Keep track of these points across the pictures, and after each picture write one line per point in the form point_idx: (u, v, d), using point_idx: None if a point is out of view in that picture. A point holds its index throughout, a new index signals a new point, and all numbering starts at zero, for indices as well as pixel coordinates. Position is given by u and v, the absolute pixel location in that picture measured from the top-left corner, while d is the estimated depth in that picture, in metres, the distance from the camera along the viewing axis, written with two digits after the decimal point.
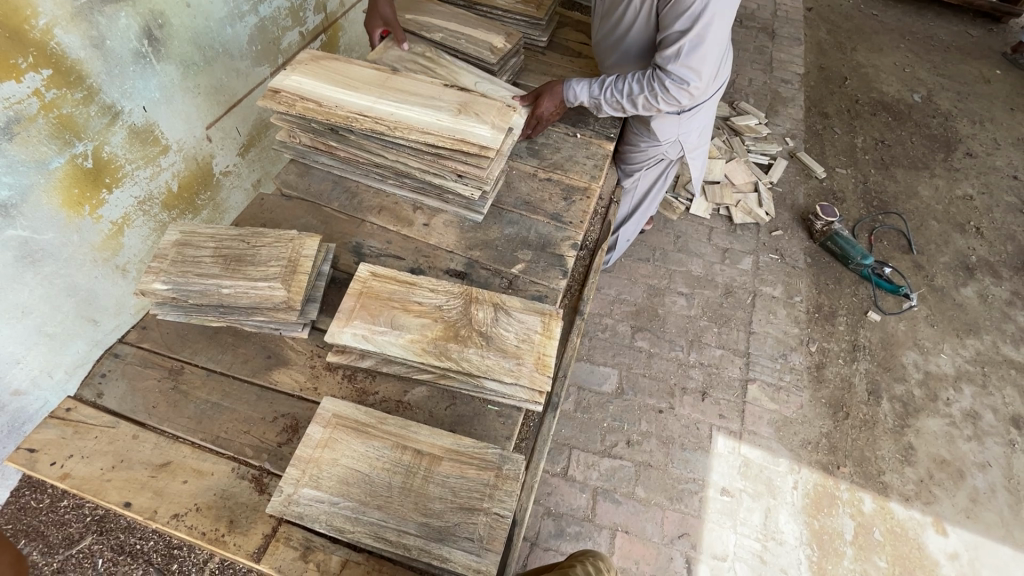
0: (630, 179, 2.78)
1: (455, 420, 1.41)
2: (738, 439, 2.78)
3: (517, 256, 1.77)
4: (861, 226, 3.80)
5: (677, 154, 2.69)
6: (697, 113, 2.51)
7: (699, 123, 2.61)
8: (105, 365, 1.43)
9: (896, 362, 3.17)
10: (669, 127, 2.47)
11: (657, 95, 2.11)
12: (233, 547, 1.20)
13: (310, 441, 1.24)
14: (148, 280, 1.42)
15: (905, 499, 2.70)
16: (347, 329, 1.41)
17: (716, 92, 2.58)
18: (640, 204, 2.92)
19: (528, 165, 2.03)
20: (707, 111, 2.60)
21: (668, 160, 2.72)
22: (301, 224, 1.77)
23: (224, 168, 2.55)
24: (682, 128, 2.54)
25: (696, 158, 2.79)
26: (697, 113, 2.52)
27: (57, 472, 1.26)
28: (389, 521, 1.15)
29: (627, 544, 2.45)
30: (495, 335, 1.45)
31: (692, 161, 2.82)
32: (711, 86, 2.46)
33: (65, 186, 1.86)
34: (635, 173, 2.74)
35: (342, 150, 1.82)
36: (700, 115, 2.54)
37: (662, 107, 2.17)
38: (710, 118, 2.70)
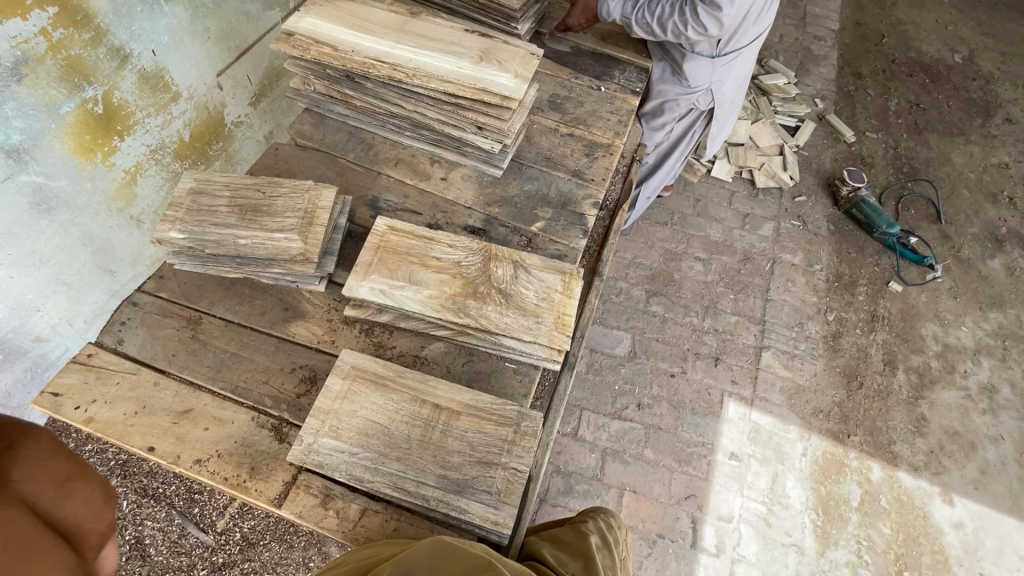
0: (658, 129, 2.67)
1: (473, 376, 1.40)
2: (749, 405, 2.78)
3: (537, 214, 1.72)
4: (888, 194, 3.67)
5: (707, 103, 2.58)
6: (733, 59, 2.44)
7: (733, 72, 2.53)
8: (124, 313, 1.43)
9: (915, 334, 3.12)
10: (702, 71, 2.42)
11: (690, 24, 2.14)
12: (254, 493, 1.22)
13: (329, 393, 1.24)
14: (164, 228, 1.40)
15: (914, 469, 2.71)
16: (364, 283, 1.38)
17: (754, 42, 2.50)
18: (667, 156, 2.81)
19: (549, 120, 1.95)
20: (742, 62, 2.53)
21: (698, 110, 2.62)
22: (316, 174, 1.72)
23: (235, 119, 2.49)
24: (716, 75, 2.47)
25: (728, 109, 2.71)
26: (732, 58, 2.45)
27: (81, 416, 1.28)
28: (408, 472, 1.16)
29: (634, 503, 2.49)
30: (515, 293, 1.42)
31: (725, 112, 2.72)
32: (750, 32, 2.40)
33: (76, 132, 1.82)
34: (664, 124, 2.65)
35: (357, 99, 1.76)
36: (735, 62, 2.48)
37: (692, 35, 2.20)
38: (745, 70, 2.61)
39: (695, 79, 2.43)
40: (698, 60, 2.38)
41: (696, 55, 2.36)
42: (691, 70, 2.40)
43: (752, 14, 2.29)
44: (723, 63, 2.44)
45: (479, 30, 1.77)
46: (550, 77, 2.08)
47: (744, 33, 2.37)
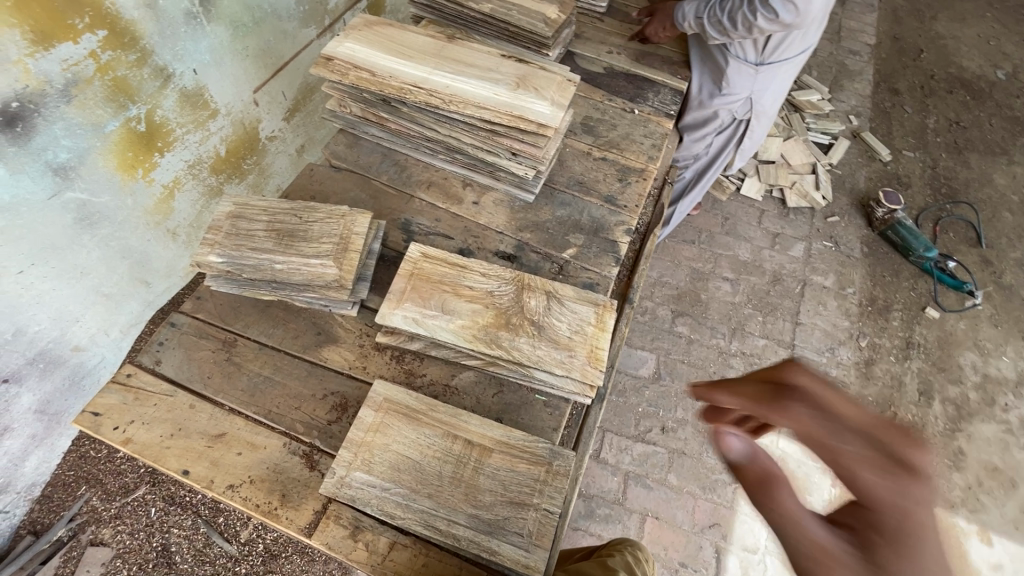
0: (695, 142, 2.64)
1: (503, 408, 1.39)
2: (776, 432, 2.71)
3: (569, 240, 1.71)
4: (925, 215, 3.56)
5: (744, 113, 2.48)
6: (777, 70, 2.35)
7: (775, 83, 2.43)
8: (163, 334, 1.45)
9: (952, 363, 3.01)
10: (744, 79, 2.33)
11: (759, 9, 1.94)
12: (285, 521, 1.23)
13: (362, 424, 1.24)
14: (204, 252, 1.42)
15: (950, 505, 2.61)
16: (397, 311, 1.38)
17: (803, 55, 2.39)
18: (706, 171, 2.76)
19: (582, 143, 1.94)
20: (786, 74, 2.43)
21: (735, 120, 2.52)
22: (350, 197, 1.74)
23: (269, 133, 2.52)
24: (756, 85, 2.38)
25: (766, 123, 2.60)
26: (776, 69, 2.35)
27: (119, 436, 1.30)
28: (440, 510, 1.16)
29: (656, 530, 2.45)
30: (548, 325, 1.41)
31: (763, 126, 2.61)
32: (798, 44, 2.29)
33: (120, 149, 1.87)
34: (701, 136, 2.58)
35: (393, 122, 1.77)
36: (779, 73, 2.37)
37: (763, 24, 1.99)
38: (789, 84, 2.51)
39: (736, 87, 2.33)
40: (741, 67, 2.29)
41: (741, 62, 2.27)
42: (731, 79, 2.31)
43: (803, 25, 2.19)
44: (766, 74, 2.35)
45: (515, 56, 1.77)
46: (583, 99, 2.06)
47: (791, 45, 2.27)
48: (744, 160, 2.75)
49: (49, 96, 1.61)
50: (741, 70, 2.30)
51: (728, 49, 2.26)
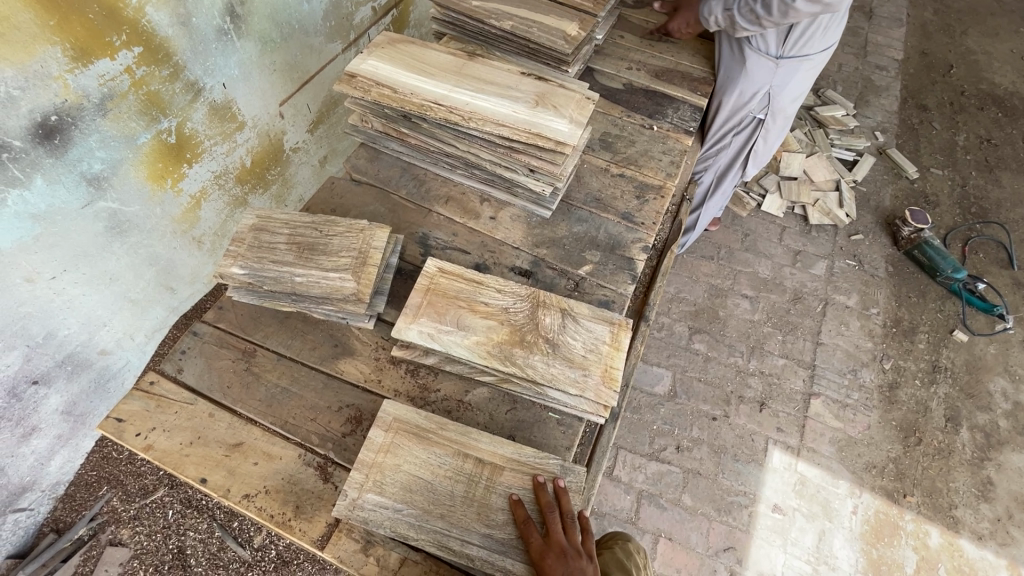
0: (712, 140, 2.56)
1: (515, 426, 1.39)
2: (795, 455, 2.65)
3: (585, 256, 1.71)
4: (954, 235, 3.46)
5: (762, 111, 2.41)
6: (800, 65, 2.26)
7: (799, 80, 2.33)
8: (185, 342, 1.49)
9: (981, 389, 2.91)
10: (762, 72, 2.25)
11: None
12: (299, 532, 1.24)
13: (372, 445, 1.25)
14: (226, 263, 1.46)
15: (978, 537, 2.52)
16: (413, 326, 1.39)
17: (828, 51, 2.30)
18: (724, 175, 2.73)
19: (600, 159, 1.94)
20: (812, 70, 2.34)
21: (755, 118, 2.44)
22: (370, 211, 1.76)
23: (294, 145, 2.57)
24: (776, 80, 2.30)
25: (787, 122, 2.51)
26: (799, 65, 2.27)
27: (141, 443, 1.34)
28: (452, 530, 1.17)
29: (669, 552, 2.41)
30: (562, 343, 1.41)
31: (783, 125, 2.53)
32: (823, 38, 2.21)
33: (150, 161, 1.93)
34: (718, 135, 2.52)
35: (413, 137, 1.80)
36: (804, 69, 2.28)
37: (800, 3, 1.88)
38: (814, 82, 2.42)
39: (754, 80, 2.27)
40: (760, 60, 2.22)
41: (759, 54, 2.21)
42: (747, 70, 2.25)
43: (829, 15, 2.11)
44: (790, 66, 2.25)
45: (535, 73, 1.79)
46: (602, 116, 2.07)
47: (814, 40, 2.19)
48: (762, 163, 2.68)
49: (86, 110, 1.67)
50: (760, 63, 2.23)
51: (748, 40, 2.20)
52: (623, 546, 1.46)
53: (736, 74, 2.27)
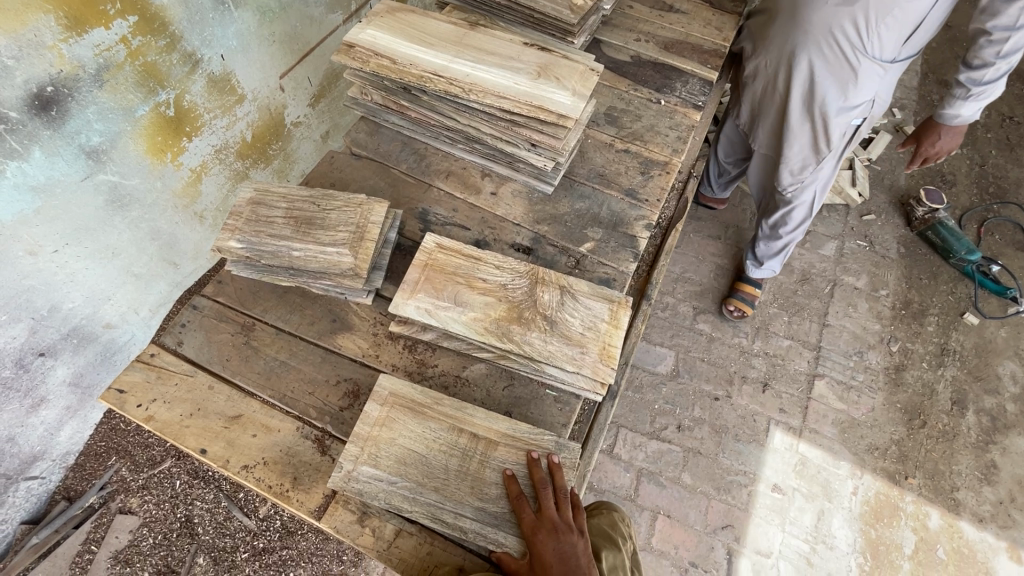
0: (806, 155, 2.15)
1: (513, 402, 1.39)
2: (797, 436, 2.64)
3: (586, 233, 1.68)
4: (969, 216, 3.38)
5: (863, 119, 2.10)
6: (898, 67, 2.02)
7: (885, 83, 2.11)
8: (185, 316, 1.50)
9: (990, 372, 2.87)
10: (874, 77, 1.95)
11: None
12: (296, 503, 1.26)
13: (368, 418, 1.26)
14: (225, 237, 1.45)
15: (978, 520, 2.51)
16: (410, 302, 1.38)
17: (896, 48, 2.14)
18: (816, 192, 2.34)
19: (604, 134, 1.90)
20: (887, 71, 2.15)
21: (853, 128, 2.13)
22: (369, 185, 1.74)
23: (295, 119, 2.55)
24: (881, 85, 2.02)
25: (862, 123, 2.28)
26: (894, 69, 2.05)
27: (142, 413, 1.36)
28: (446, 503, 1.18)
29: (667, 529, 2.43)
30: (560, 320, 1.39)
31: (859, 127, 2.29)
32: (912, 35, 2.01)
33: (150, 134, 1.92)
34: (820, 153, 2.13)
35: (413, 110, 1.76)
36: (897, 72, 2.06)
37: None
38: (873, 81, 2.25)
39: (866, 87, 1.96)
40: (872, 66, 1.93)
41: (872, 60, 1.91)
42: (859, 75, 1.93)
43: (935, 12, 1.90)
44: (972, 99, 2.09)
45: (538, 44, 1.74)
46: (608, 89, 2.01)
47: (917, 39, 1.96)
48: None
49: (82, 80, 1.65)
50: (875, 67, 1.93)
51: (861, 47, 1.88)
52: (609, 517, 1.46)
53: (842, 78, 1.94)
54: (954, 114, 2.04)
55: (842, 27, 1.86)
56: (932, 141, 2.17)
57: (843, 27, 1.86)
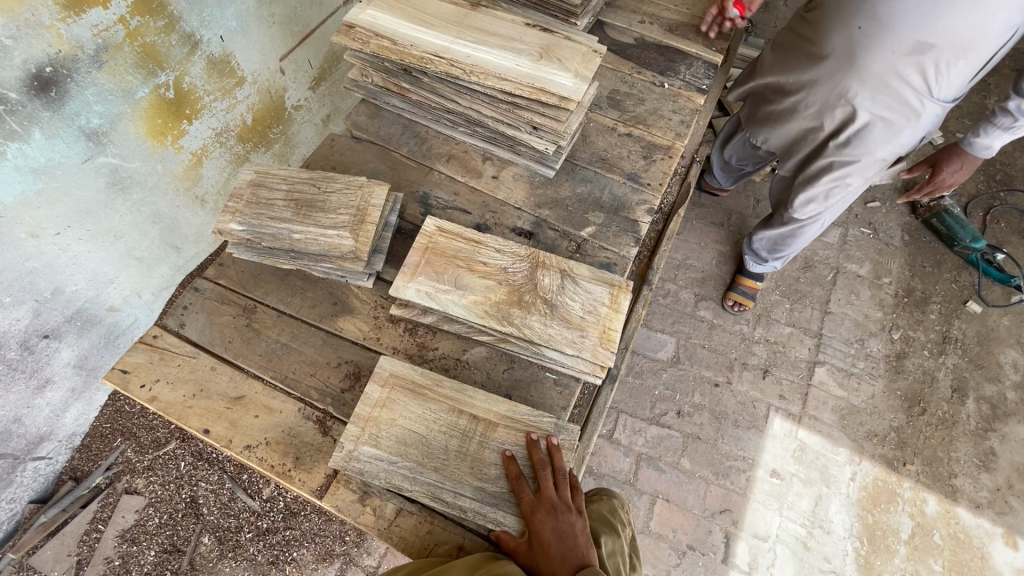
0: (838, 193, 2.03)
1: (512, 384, 1.40)
2: (796, 422, 2.65)
3: (588, 217, 1.67)
4: (976, 203, 3.35)
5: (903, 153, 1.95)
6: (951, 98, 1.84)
7: None
8: (187, 298, 1.50)
9: (991, 360, 2.87)
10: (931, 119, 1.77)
11: None
12: (298, 482, 1.28)
13: (369, 399, 1.27)
14: (225, 219, 1.45)
15: (975, 506, 2.53)
16: (410, 285, 1.38)
17: None
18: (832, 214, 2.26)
19: (607, 118, 1.88)
20: None
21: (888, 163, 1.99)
22: (370, 168, 1.73)
23: (295, 102, 2.53)
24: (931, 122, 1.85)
25: None
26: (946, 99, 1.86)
27: (146, 394, 1.37)
28: (446, 483, 1.20)
29: (666, 512, 2.46)
30: (561, 304, 1.40)
31: None
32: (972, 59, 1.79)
33: (149, 116, 1.91)
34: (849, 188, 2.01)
35: (413, 92, 1.75)
36: None
37: None
38: None
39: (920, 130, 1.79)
40: (934, 109, 1.74)
41: (936, 104, 1.72)
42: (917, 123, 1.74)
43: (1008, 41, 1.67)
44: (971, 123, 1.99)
45: (540, 24, 1.71)
46: (611, 72, 1.99)
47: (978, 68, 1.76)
48: None
49: (81, 61, 1.64)
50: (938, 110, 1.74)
51: (928, 93, 1.68)
52: (608, 503, 1.46)
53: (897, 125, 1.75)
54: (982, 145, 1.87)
55: (907, 74, 1.64)
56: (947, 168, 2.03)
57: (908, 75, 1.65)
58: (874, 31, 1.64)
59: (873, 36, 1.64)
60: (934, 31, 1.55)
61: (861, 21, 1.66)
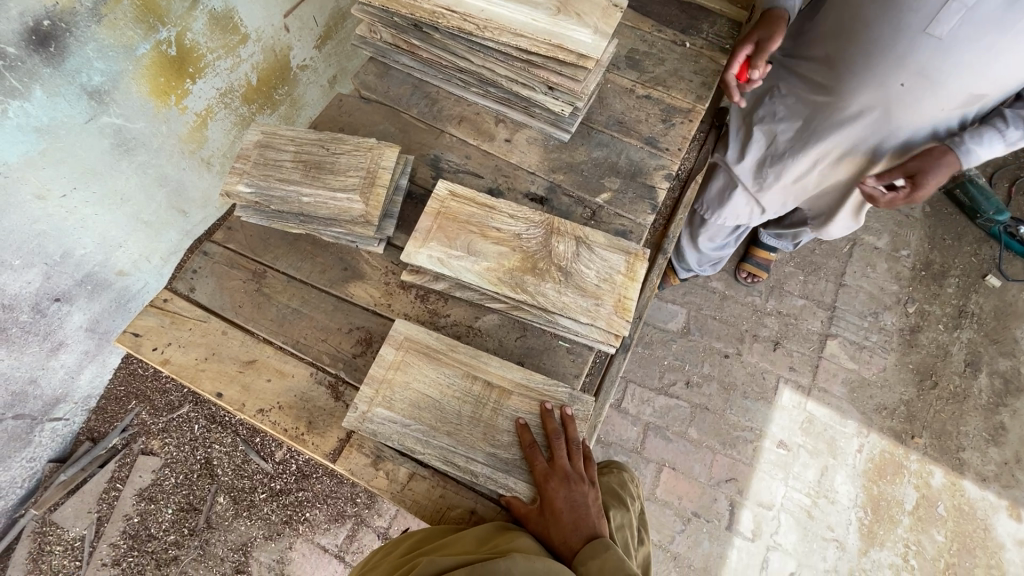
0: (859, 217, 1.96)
1: (525, 352, 1.38)
2: (805, 394, 2.65)
3: (604, 183, 1.62)
4: (1001, 174, 3.24)
5: None
6: None
7: None
8: (196, 262, 1.48)
9: (1007, 335, 2.83)
10: None
11: None
12: (311, 446, 1.29)
13: (383, 361, 1.27)
14: (232, 181, 1.41)
15: (982, 479, 2.54)
16: (422, 251, 1.35)
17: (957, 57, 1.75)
18: None
19: (625, 79, 1.80)
20: None
21: None
22: (379, 130, 1.68)
23: (301, 62, 2.45)
24: None
25: None
26: None
27: (158, 356, 1.37)
28: (459, 448, 1.20)
29: (671, 480, 2.49)
30: (576, 271, 1.36)
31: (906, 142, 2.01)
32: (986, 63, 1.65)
33: (152, 74, 1.85)
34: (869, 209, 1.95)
35: (424, 50, 1.68)
36: None
37: None
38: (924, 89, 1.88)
39: None
40: None
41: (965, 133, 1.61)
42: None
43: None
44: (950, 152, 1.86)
45: None
46: (630, 30, 1.90)
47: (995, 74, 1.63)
48: None
49: (79, 14, 1.58)
50: None
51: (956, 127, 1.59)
52: (619, 476, 1.46)
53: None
54: (987, 150, 1.50)
55: (947, 118, 1.56)
56: (940, 171, 1.51)
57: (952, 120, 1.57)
58: (921, 82, 1.50)
59: (915, 91, 1.52)
60: (981, 78, 1.46)
61: (903, 77, 1.51)
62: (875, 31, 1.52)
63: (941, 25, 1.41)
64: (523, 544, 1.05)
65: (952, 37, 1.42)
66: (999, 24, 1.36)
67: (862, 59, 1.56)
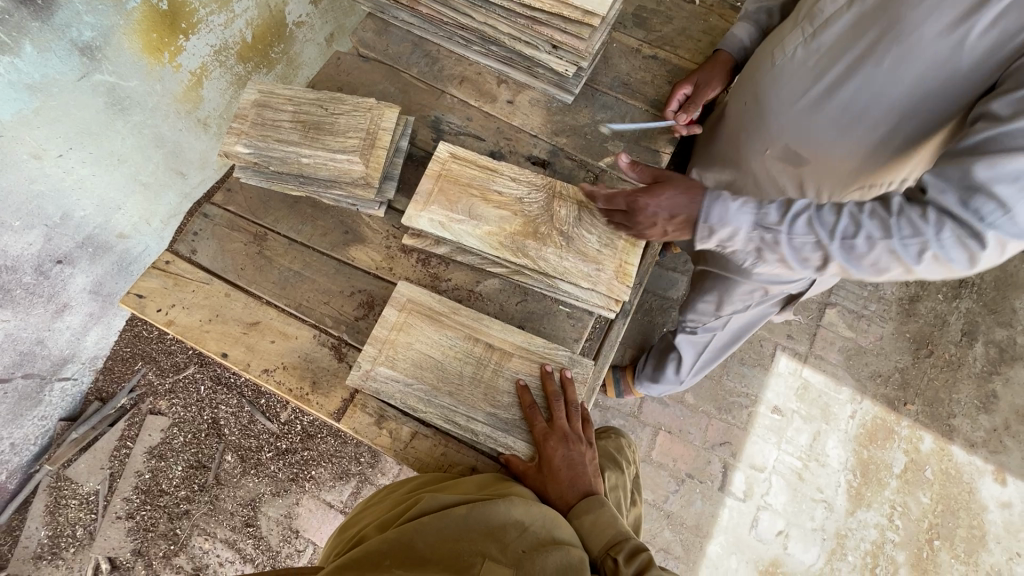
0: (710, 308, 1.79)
1: (526, 317, 1.39)
2: (801, 361, 2.68)
3: (607, 147, 1.60)
4: None
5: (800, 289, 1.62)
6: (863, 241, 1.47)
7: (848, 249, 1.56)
8: (197, 224, 1.48)
9: (1006, 306, 2.83)
10: None
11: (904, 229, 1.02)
12: (316, 406, 1.31)
13: (386, 323, 1.29)
14: (230, 142, 1.39)
15: (970, 445, 2.60)
16: (423, 214, 1.34)
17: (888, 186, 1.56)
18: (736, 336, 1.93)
19: (631, 38, 1.75)
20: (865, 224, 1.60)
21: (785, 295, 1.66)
22: (379, 90, 1.64)
23: (297, 19, 2.37)
24: None
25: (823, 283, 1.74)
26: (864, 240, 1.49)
27: (163, 317, 1.39)
28: (459, 407, 1.22)
29: (667, 443, 2.55)
30: (577, 236, 1.36)
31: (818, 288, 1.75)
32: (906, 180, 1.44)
33: (144, 30, 1.79)
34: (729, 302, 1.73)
35: (424, 5, 1.62)
36: None
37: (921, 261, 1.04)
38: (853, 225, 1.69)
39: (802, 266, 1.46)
40: None
41: None
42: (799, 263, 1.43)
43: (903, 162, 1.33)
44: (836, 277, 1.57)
45: None
46: None
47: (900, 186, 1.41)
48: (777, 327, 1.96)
49: None
50: None
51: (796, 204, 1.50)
52: (615, 441, 1.51)
53: None
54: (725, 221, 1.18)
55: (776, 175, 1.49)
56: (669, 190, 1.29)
57: (777, 181, 1.49)
58: (752, 110, 1.49)
59: (751, 116, 1.50)
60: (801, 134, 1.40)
61: (747, 98, 1.52)
62: (759, 54, 1.53)
63: (784, 52, 1.43)
64: (521, 491, 1.10)
65: (788, 67, 1.41)
66: (821, 65, 1.34)
67: (743, 74, 1.57)
